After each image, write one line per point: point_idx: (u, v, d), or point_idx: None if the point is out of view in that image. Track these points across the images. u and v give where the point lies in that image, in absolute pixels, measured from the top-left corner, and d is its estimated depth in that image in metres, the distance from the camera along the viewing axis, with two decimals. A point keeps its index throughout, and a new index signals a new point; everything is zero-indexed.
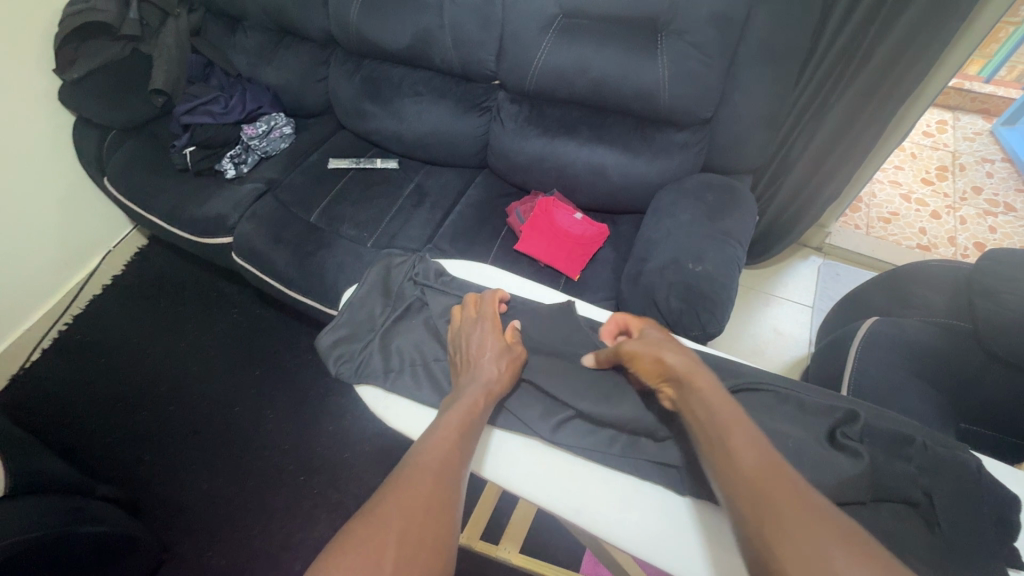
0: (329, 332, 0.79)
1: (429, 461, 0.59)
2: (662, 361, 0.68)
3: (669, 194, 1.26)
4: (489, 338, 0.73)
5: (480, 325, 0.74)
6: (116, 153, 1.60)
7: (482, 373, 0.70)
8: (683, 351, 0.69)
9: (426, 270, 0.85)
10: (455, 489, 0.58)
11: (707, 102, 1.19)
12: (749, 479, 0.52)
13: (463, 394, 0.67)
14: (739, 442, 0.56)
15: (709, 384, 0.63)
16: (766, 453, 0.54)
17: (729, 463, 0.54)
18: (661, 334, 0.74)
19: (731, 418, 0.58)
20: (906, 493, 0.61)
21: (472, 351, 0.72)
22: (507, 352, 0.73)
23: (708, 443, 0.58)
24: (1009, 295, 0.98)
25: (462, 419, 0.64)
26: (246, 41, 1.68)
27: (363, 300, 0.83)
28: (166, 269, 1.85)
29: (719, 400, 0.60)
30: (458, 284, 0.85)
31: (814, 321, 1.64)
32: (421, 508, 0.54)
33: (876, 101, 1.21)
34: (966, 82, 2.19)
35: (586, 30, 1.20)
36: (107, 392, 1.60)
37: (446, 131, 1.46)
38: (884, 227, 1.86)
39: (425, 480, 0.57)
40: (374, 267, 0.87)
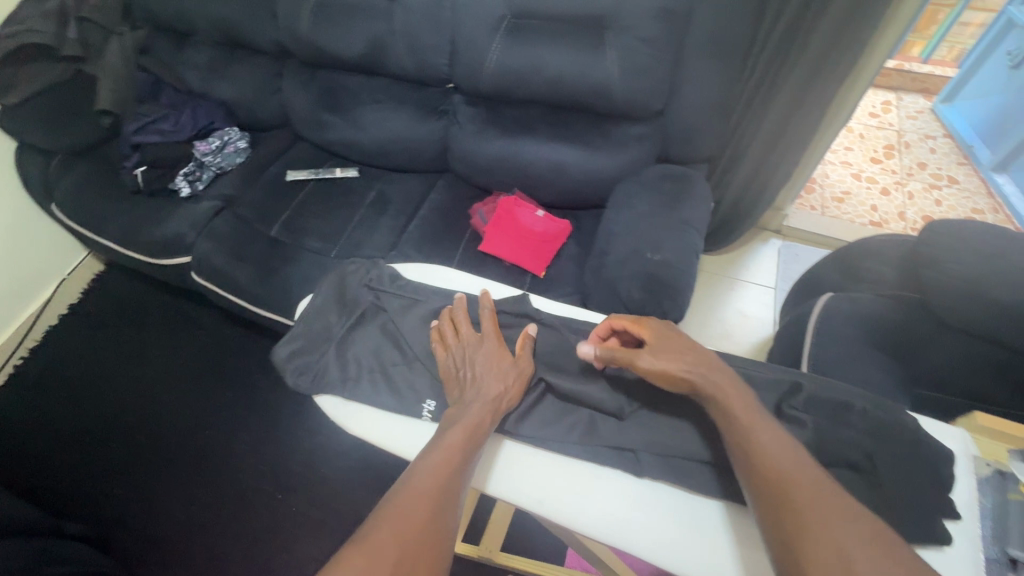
0: (284, 343, 0.78)
1: (426, 483, 0.59)
2: (683, 373, 0.69)
3: (627, 186, 1.28)
4: (493, 355, 0.73)
5: (483, 342, 0.74)
6: (63, 178, 1.55)
7: (486, 390, 0.69)
8: (705, 359, 0.71)
9: (380, 275, 0.85)
10: (449, 514, 0.58)
11: (658, 94, 1.21)
12: (778, 470, 0.58)
13: (467, 412, 0.67)
14: (761, 437, 0.61)
15: (723, 383, 0.67)
16: (791, 447, 0.60)
17: (756, 457, 0.60)
18: (676, 340, 0.74)
19: (753, 416, 0.63)
20: (850, 458, 0.63)
21: (478, 367, 0.72)
22: (511, 368, 0.73)
23: (732, 434, 0.63)
24: (953, 264, 1.03)
25: (466, 438, 0.64)
26: (194, 56, 1.64)
27: (318, 310, 0.81)
28: (126, 294, 1.80)
29: (737, 400, 0.65)
30: (413, 287, 0.84)
31: (778, 301, 1.69)
32: (416, 533, 0.55)
33: (818, 85, 1.25)
34: (906, 64, 2.29)
35: (535, 29, 1.21)
36: (70, 427, 1.54)
37: (404, 136, 1.46)
38: (838, 207, 1.93)
39: (420, 503, 0.57)
40: (328, 276, 0.86)
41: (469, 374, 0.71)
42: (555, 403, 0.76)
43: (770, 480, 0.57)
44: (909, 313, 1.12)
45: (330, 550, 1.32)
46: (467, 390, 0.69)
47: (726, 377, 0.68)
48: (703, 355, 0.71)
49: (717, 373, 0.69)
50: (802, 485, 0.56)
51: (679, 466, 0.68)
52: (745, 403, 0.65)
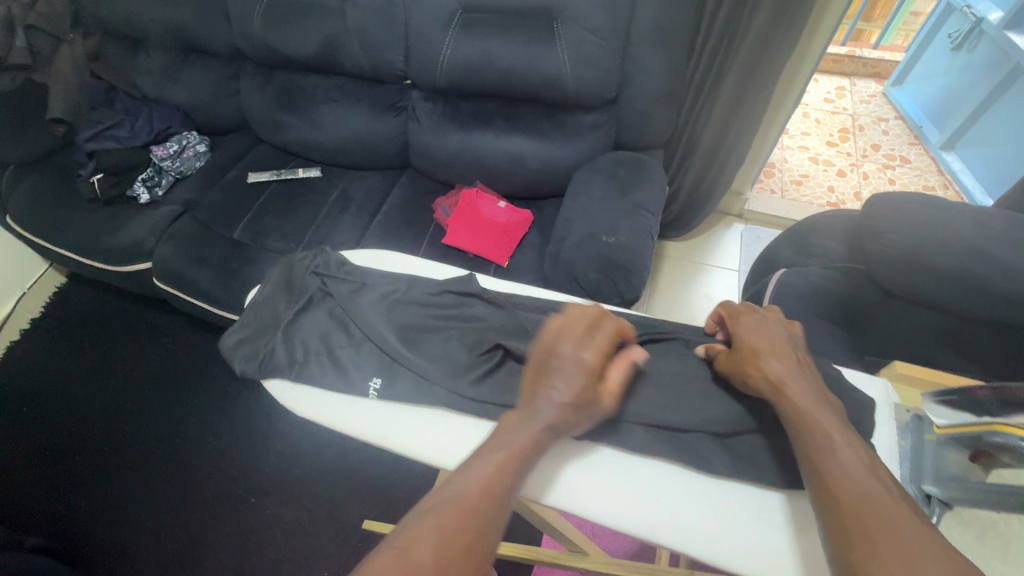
0: (233, 331, 0.79)
1: (473, 501, 0.53)
2: (761, 371, 0.64)
3: (584, 173, 1.31)
4: (576, 380, 0.61)
5: (579, 357, 0.62)
6: (17, 189, 1.53)
7: (559, 411, 0.60)
8: (788, 359, 0.64)
9: (326, 261, 0.85)
10: (489, 534, 0.53)
11: (609, 83, 1.24)
12: (856, 493, 0.51)
13: (541, 421, 0.59)
14: (842, 452, 0.55)
15: (800, 390, 0.61)
16: (871, 464, 0.54)
17: (831, 479, 0.53)
18: (765, 336, 0.67)
19: (839, 430, 0.57)
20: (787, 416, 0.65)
21: (557, 392, 0.61)
22: (586, 410, 0.61)
23: (805, 452, 0.57)
24: (894, 234, 1.07)
25: (520, 454, 0.57)
26: (147, 61, 1.62)
27: (267, 299, 0.83)
28: (89, 305, 1.77)
29: (815, 408, 0.59)
30: (361, 272, 0.84)
31: (741, 283, 1.73)
32: (456, 558, 0.50)
33: (763, 69, 1.30)
34: (857, 50, 2.37)
35: (486, 22, 1.23)
36: (34, 441, 1.52)
37: (364, 133, 1.47)
38: (796, 190, 1.99)
39: (462, 520, 0.52)
40: (275, 266, 0.87)
41: (547, 387, 0.62)
42: None
43: (844, 508, 0.51)
44: (856, 285, 1.15)
45: (304, 549, 1.32)
46: (540, 403, 0.61)
47: (815, 387, 0.62)
48: (794, 354, 0.65)
49: (802, 381, 0.62)
50: (880, 511, 0.50)
51: (619, 432, 0.70)
52: (828, 411, 0.59)
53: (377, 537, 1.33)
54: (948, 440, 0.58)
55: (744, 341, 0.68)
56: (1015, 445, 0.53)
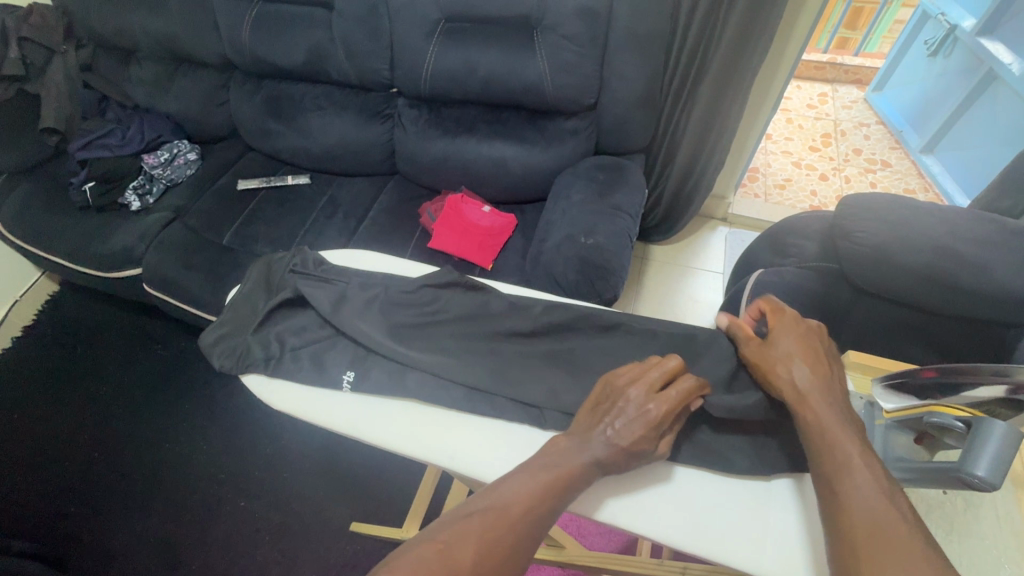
0: (212, 329, 0.81)
1: (516, 513, 0.56)
2: (790, 382, 0.63)
3: (565, 177, 1.34)
4: (636, 429, 0.61)
5: (643, 408, 0.62)
6: (10, 198, 1.55)
7: (610, 446, 0.61)
8: (821, 372, 0.64)
9: (304, 261, 0.87)
10: (526, 542, 0.55)
11: (588, 89, 1.28)
12: (870, 518, 0.52)
13: (591, 449, 0.61)
14: (860, 475, 0.55)
15: (825, 408, 0.60)
16: (887, 489, 0.54)
17: (844, 500, 0.54)
18: (805, 344, 0.66)
19: (861, 454, 0.56)
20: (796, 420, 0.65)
21: (614, 437, 0.61)
22: (637, 458, 0.61)
23: (821, 470, 0.57)
24: (864, 233, 1.10)
25: (562, 477, 0.58)
26: (139, 72, 1.65)
27: (248, 297, 0.85)
28: (79, 312, 1.79)
29: (838, 428, 0.59)
30: (338, 271, 0.86)
31: (725, 286, 1.76)
32: (490, 556, 0.53)
33: (738, 74, 1.34)
34: (838, 58, 2.42)
35: (468, 32, 1.27)
36: (25, 447, 1.52)
37: (351, 140, 1.50)
38: (780, 194, 2.02)
39: (500, 529, 0.55)
40: (256, 266, 0.89)
41: (604, 425, 0.62)
42: None
43: (854, 532, 0.52)
44: (832, 285, 1.18)
45: (293, 551, 1.33)
46: (595, 436, 0.61)
47: (840, 404, 0.61)
48: (828, 365, 0.65)
49: (830, 399, 0.61)
50: (889, 536, 0.50)
51: None
52: (853, 433, 0.58)
53: (364, 539, 1.34)
54: (893, 424, 0.63)
55: (778, 341, 0.67)
56: (951, 425, 0.57)
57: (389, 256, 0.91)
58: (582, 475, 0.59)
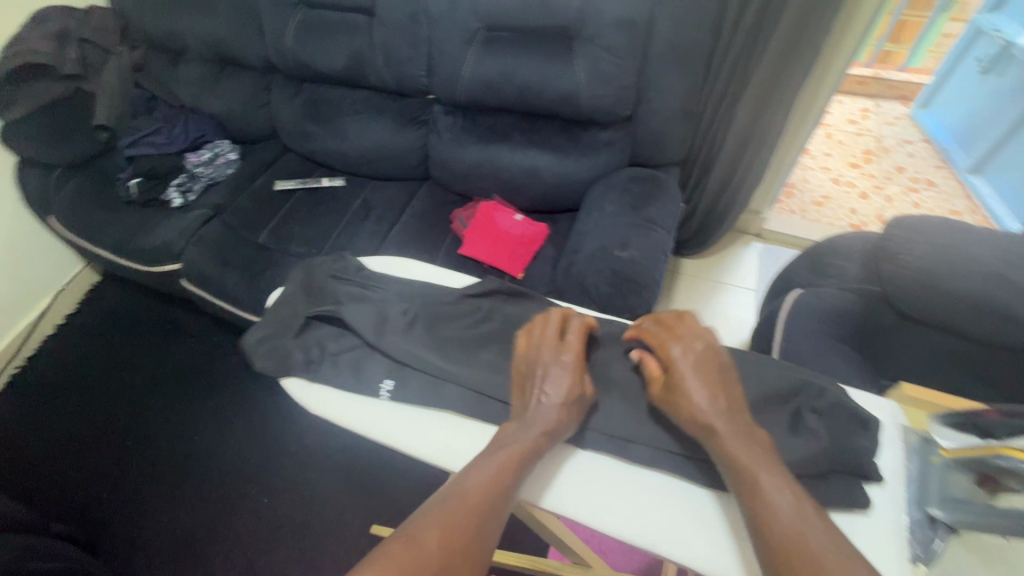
0: (253, 330, 0.82)
1: (474, 498, 0.56)
2: (695, 415, 0.62)
3: (599, 188, 1.32)
4: (563, 383, 0.66)
5: (561, 359, 0.68)
6: (61, 191, 1.61)
7: (547, 419, 0.64)
8: (725, 402, 0.62)
9: (345, 265, 0.89)
10: (493, 523, 0.56)
11: (624, 100, 1.26)
12: (794, 543, 0.51)
13: (527, 434, 0.62)
14: (776, 497, 0.54)
15: (730, 433, 0.59)
16: (804, 509, 0.53)
17: (762, 523, 0.53)
18: (710, 379, 0.63)
19: (768, 471, 0.56)
20: (859, 465, 0.60)
21: (546, 388, 0.66)
22: (574, 404, 0.66)
23: (740, 496, 0.56)
24: (910, 257, 1.06)
25: (517, 460, 0.60)
26: (187, 73, 1.70)
27: (288, 299, 0.85)
28: (119, 302, 1.85)
29: (744, 448, 0.58)
30: (376, 278, 0.87)
31: (757, 303, 1.72)
32: (459, 544, 0.53)
33: (780, 89, 1.31)
34: (883, 72, 2.36)
35: (505, 41, 1.27)
36: (63, 432, 1.58)
37: (386, 145, 1.51)
38: (817, 211, 1.97)
39: (466, 515, 0.55)
40: (297, 269, 0.90)
41: (536, 394, 0.66)
42: None
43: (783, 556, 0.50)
44: (871, 307, 1.14)
45: (312, 551, 1.34)
46: (531, 414, 0.64)
47: (744, 424, 0.61)
48: (725, 382, 0.63)
49: (736, 422, 0.60)
50: (812, 558, 0.49)
51: (617, 441, 0.69)
52: (759, 458, 0.57)
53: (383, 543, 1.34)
54: (953, 463, 0.59)
55: (677, 378, 0.64)
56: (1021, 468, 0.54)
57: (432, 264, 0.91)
58: (534, 453, 0.62)
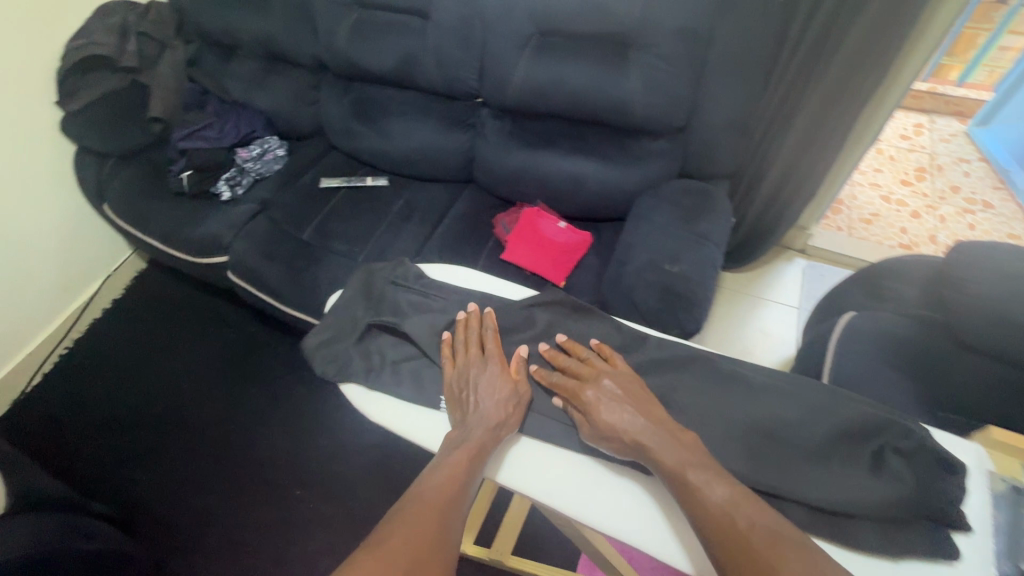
0: (313, 335, 0.85)
1: (433, 500, 0.66)
2: (625, 441, 0.69)
3: (647, 199, 1.30)
4: (492, 385, 0.77)
5: (488, 367, 0.79)
6: (115, 180, 1.65)
7: (487, 417, 0.73)
8: (645, 420, 0.70)
9: (405, 273, 0.92)
10: (451, 521, 0.65)
11: (679, 110, 1.23)
12: (732, 534, 0.58)
13: (471, 436, 0.71)
14: (716, 492, 0.62)
15: (661, 444, 0.67)
16: (737, 499, 0.61)
17: (707, 515, 0.60)
18: (628, 407, 0.71)
19: (699, 469, 0.64)
20: (943, 512, 0.60)
21: (480, 392, 0.76)
22: (512, 400, 0.76)
23: (681, 495, 0.63)
24: (977, 283, 1.00)
25: (469, 460, 0.69)
26: (239, 69, 1.73)
27: (347, 304, 0.89)
28: (163, 290, 1.89)
29: (670, 451, 0.66)
30: (435, 286, 0.91)
31: (800, 321, 1.67)
32: (424, 542, 0.61)
33: (841, 104, 1.26)
34: (939, 87, 2.27)
35: (559, 46, 1.26)
36: (106, 413, 1.62)
37: (432, 147, 1.51)
38: (865, 228, 1.90)
39: (426, 518, 0.63)
40: (356, 274, 0.94)
41: (475, 399, 0.75)
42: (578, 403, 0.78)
43: (738, 543, 0.58)
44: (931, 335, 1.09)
45: (342, 547, 1.35)
46: (473, 416, 0.74)
47: (663, 427, 0.69)
48: (641, 411, 0.71)
49: (657, 432, 0.68)
50: (755, 543, 0.57)
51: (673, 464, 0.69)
52: (685, 459, 0.65)
53: None
54: None
55: (600, 416, 0.71)
56: None
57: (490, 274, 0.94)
58: (482, 451, 0.70)
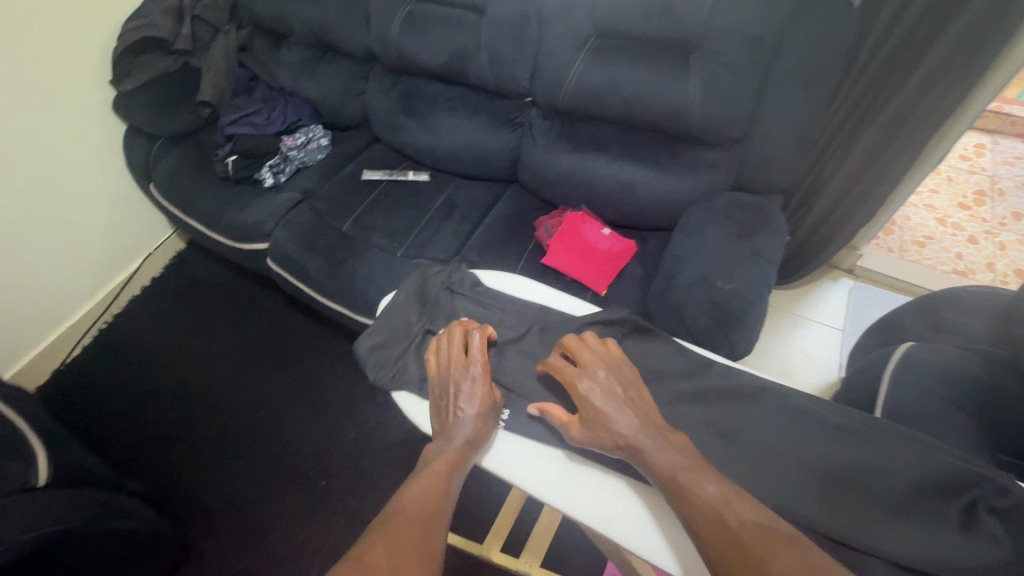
0: (366, 338, 0.89)
1: (415, 508, 0.65)
2: (619, 441, 0.70)
3: (699, 210, 1.26)
4: (474, 394, 0.78)
5: (470, 373, 0.80)
6: (163, 161, 1.68)
7: (466, 430, 0.75)
8: (639, 420, 0.70)
9: (462, 280, 0.96)
10: (437, 525, 0.64)
11: (738, 121, 1.19)
12: (722, 530, 0.58)
13: (451, 446, 0.73)
14: (708, 490, 0.62)
15: (653, 446, 0.67)
16: (728, 498, 0.61)
17: (697, 510, 0.60)
18: (622, 404, 0.72)
19: (690, 470, 0.64)
20: None
21: (460, 402, 0.78)
22: (490, 412, 0.78)
23: (674, 493, 0.63)
24: None
25: (447, 470, 0.71)
26: (289, 56, 1.74)
27: (400, 308, 0.93)
28: (201, 272, 1.92)
29: (663, 453, 0.67)
30: (490, 295, 0.94)
31: (845, 345, 1.60)
32: (412, 545, 0.60)
33: (911, 123, 1.20)
34: (1006, 106, 2.16)
35: (618, 49, 1.22)
36: (141, 390, 1.65)
37: (478, 144, 1.49)
38: (918, 251, 1.82)
39: (412, 524, 0.62)
40: (412, 275, 0.98)
41: (457, 409, 0.77)
42: None
43: (731, 537, 0.57)
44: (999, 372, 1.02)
45: None
46: (454, 427, 0.75)
47: (654, 429, 0.70)
48: (635, 407, 0.72)
49: (648, 432, 0.69)
50: (746, 537, 0.57)
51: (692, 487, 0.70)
52: (676, 459, 0.66)
53: None
54: None
55: (594, 413, 0.72)
56: None
57: (549, 287, 0.96)
58: (460, 461, 0.72)
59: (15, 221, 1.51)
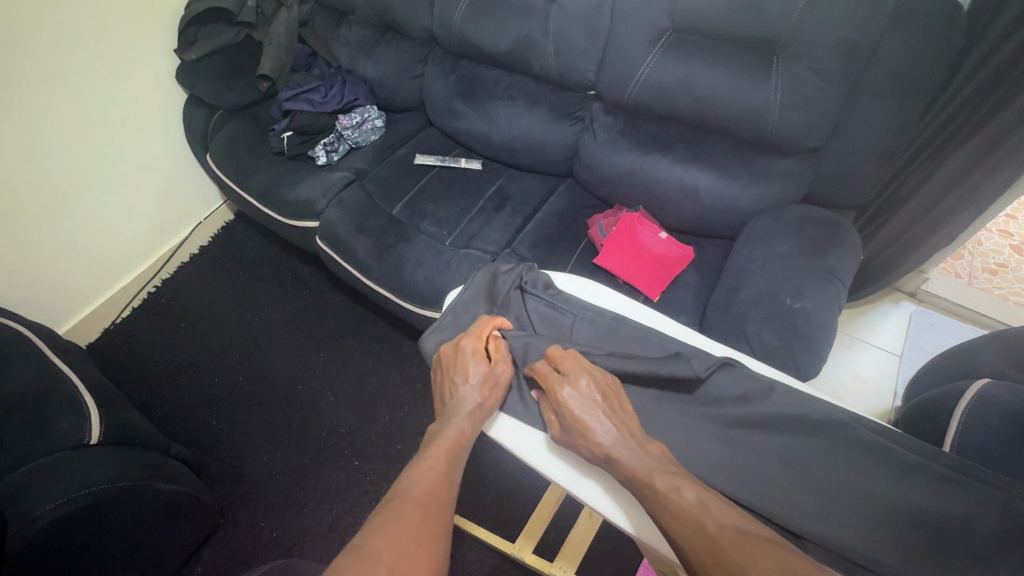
0: (432, 335, 0.89)
1: (418, 491, 0.65)
2: (599, 451, 0.69)
3: (767, 221, 1.20)
4: (471, 368, 0.79)
5: (463, 349, 0.81)
6: (219, 133, 1.69)
7: (466, 404, 0.76)
8: (620, 428, 0.70)
9: (534, 280, 0.94)
10: (443, 517, 0.63)
11: (818, 130, 1.12)
12: (703, 537, 0.58)
13: (453, 424, 0.74)
14: (686, 495, 0.62)
15: (629, 454, 0.67)
16: (706, 501, 0.62)
17: (674, 516, 0.61)
18: (603, 412, 0.72)
19: (665, 478, 0.64)
20: None
21: (458, 379, 0.79)
22: (493, 383, 0.79)
23: (651, 498, 0.63)
24: None
25: (452, 447, 0.72)
26: (350, 35, 1.73)
27: (468, 304, 0.93)
28: (247, 245, 1.94)
29: (643, 461, 0.66)
30: (563, 297, 0.92)
31: (900, 370, 1.53)
32: (418, 533, 0.59)
33: (1008, 148, 1.11)
34: None
35: (695, 46, 1.17)
36: (185, 355, 1.69)
37: (536, 136, 1.46)
38: (989, 279, 1.72)
39: (422, 513, 0.62)
40: (480, 271, 0.98)
41: (457, 385, 0.78)
42: (714, 447, 0.75)
43: (711, 543, 0.58)
44: None
45: None
46: (454, 405, 0.76)
47: (634, 438, 0.70)
48: (614, 414, 0.72)
49: (627, 444, 0.68)
50: (725, 545, 0.57)
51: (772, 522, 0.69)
52: (652, 466, 0.66)
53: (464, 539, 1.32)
54: None
55: (574, 423, 0.71)
56: None
57: (623, 299, 0.94)
58: (464, 438, 0.73)
59: (77, 182, 1.55)
